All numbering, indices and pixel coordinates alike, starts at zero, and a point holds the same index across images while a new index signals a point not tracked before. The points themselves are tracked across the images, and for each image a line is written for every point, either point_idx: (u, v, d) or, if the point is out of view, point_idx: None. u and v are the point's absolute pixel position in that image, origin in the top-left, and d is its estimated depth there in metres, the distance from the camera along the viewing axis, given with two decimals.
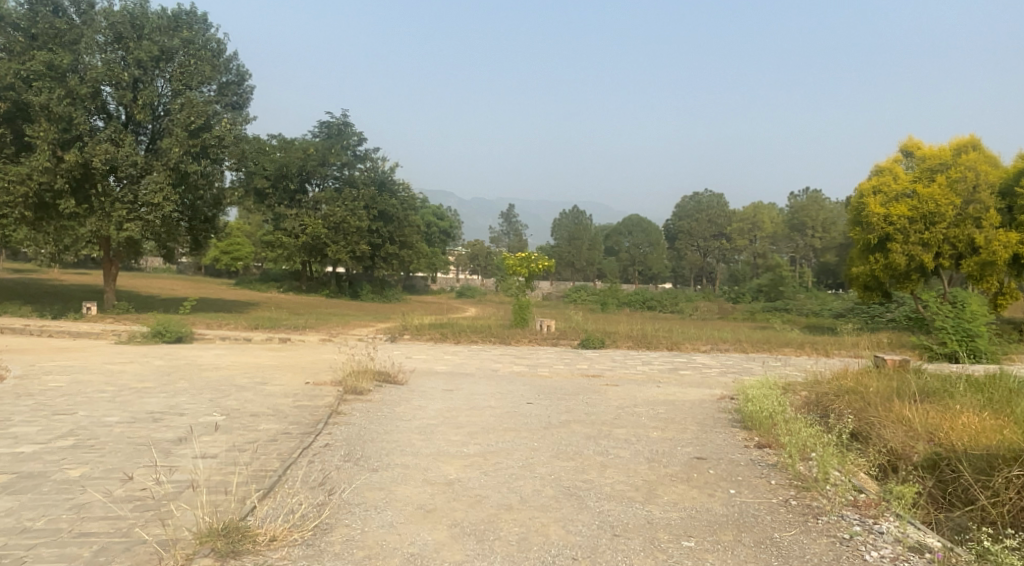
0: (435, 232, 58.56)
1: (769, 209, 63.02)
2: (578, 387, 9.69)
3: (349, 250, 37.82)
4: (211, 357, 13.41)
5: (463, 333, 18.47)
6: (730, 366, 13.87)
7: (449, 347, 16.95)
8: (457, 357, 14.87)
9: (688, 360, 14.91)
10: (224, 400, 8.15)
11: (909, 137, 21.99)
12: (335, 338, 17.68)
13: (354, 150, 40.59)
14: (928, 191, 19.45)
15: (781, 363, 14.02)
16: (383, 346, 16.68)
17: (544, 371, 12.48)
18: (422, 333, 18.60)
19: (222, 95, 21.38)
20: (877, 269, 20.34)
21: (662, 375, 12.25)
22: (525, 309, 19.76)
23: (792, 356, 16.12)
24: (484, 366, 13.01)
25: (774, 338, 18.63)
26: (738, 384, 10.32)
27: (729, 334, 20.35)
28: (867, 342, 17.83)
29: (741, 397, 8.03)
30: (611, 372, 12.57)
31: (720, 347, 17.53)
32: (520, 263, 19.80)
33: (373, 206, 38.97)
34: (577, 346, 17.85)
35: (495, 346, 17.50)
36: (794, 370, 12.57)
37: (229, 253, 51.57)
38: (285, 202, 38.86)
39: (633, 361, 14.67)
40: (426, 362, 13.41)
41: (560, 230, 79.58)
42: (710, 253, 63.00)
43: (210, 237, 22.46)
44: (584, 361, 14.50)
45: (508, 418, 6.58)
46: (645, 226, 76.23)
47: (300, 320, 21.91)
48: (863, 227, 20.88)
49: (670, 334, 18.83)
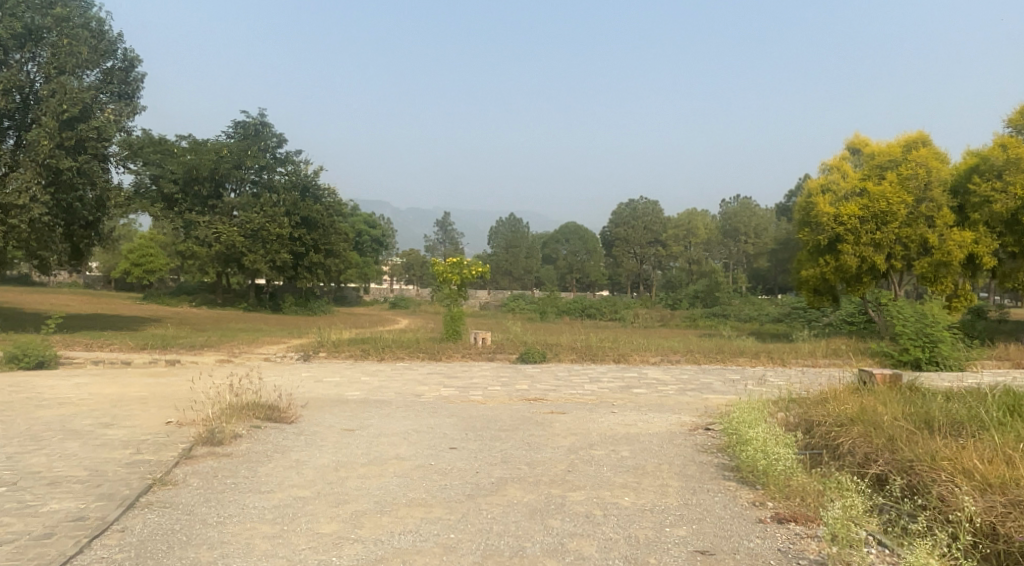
0: (366, 240, 55.90)
1: (702, 216, 63.05)
2: (516, 418, 7.80)
3: (268, 259, 35.02)
4: (69, 388, 10.99)
5: (386, 348, 16.39)
6: (688, 382, 12.25)
7: (369, 366, 14.84)
8: (376, 377, 12.81)
9: (639, 376, 13.23)
10: (30, 458, 5.91)
11: (857, 134, 21.02)
12: (236, 359, 15.32)
13: (273, 153, 37.99)
14: (879, 189, 18.35)
15: (743, 380, 12.49)
16: (293, 367, 14.42)
17: (478, 394, 10.56)
18: (340, 350, 16.39)
19: (105, 83, 18.73)
20: (827, 272, 19.10)
21: (614, 396, 10.49)
22: (457, 320, 17.80)
23: (752, 368, 14.64)
24: (405, 389, 11.03)
25: (727, 348, 17.17)
26: (708, 409, 8.64)
27: (680, 343, 18.87)
28: (823, 348, 16.61)
29: (725, 424, 6.24)
30: (554, 393, 10.75)
31: (672, 358, 15.96)
32: (451, 269, 17.86)
33: (294, 212, 36.23)
34: (514, 361, 15.99)
35: (423, 363, 15.47)
36: (762, 388, 10.98)
37: (140, 265, 47.73)
38: (196, 208, 35.92)
39: (578, 378, 12.91)
40: (337, 387, 11.30)
41: (496, 238, 77.80)
42: (646, 259, 61.86)
43: (93, 244, 19.73)
44: (522, 379, 12.66)
45: (417, 479, 4.64)
46: (582, 233, 75.40)
47: (202, 337, 19.33)
48: (812, 228, 19.70)
49: (616, 346, 17.17)
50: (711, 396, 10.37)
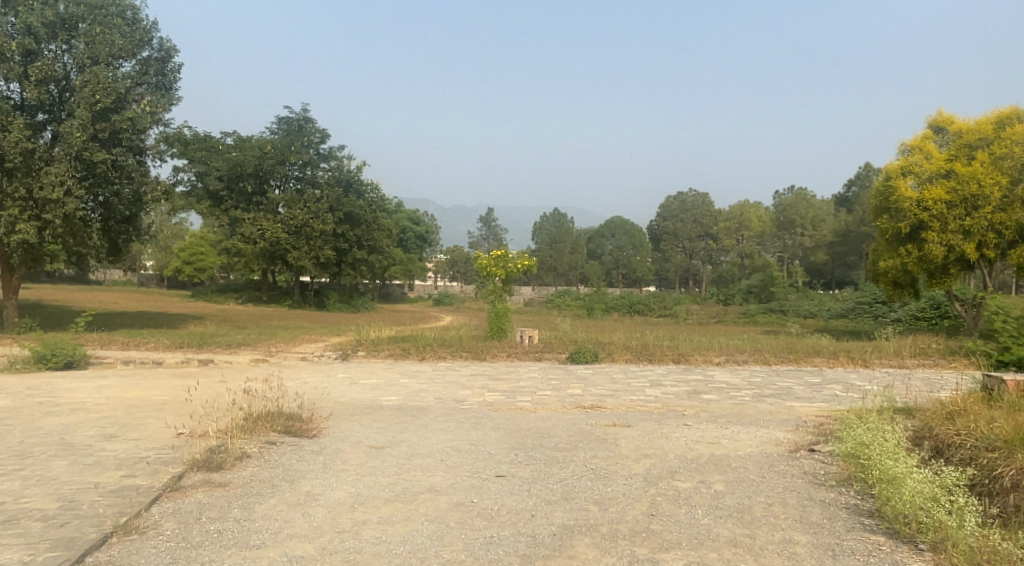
0: (409, 237, 55.34)
1: (754, 208, 60.14)
2: (573, 433, 6.64)
3: (312, 255, 34.38)
4: (89, 391, 10.23)
5: (428, 347, 15.40)
6: (761, 388, 10.89)
7: (409, 366, 13.83)
8: (416, 379, 11.79)
9: (705, 380, 11.91)
10: (2, 483, 5.00)
11: (940, 111, 19.16)
12: (271, 359, 14.50)
13: (316, 148, 37.29)
14: (969, 171, 16.72)
15: (825, 386, 11.07)
16: (330, 368, 13.53)
17: (527, 400, 9.42)
18: (380, 349, 15.46)
19: (141, 74, 18.18)
20: (909, 262, 17.55)
21: (682, 403, 9.23)
22: (502, 317, 16.71)
23: (830, 370, 13.20)
24: (447, 393, 9.97)
25: (798, 346, 15.68)
26: (802, 424, 7.34)
27: (745, 341, 17.40)
28: (909, 346, 14.96)
29: (847, 447, 5.00)
30: (613, 399, 9.53)
31: (738, 359, 14.56)
32: (495, 263, 16.76)
33: (337, 208, 35.63)
34: (564, 361, 14.81)
35: (467, 363, 14.41)
36: (852, 400, 9.57)
37: (191, 264, 48.04)
38: (241, 205, 35.54)
39: (637, 381, 11.66)
40: (373, 391, 10.29)
41: (541, 233, 76.46)
42: (696, 254, 59.90)
43: (131, 240, 19.25)
44: (574, 382, 11.50)
45: (454, 530, 3.53)
46: (629, 228, 73.69)
47: (240, 335, 18.67)
48: (891, 215, 18.14)
49: (674, 344, 15.86)
50: (795, 406, 9.02)
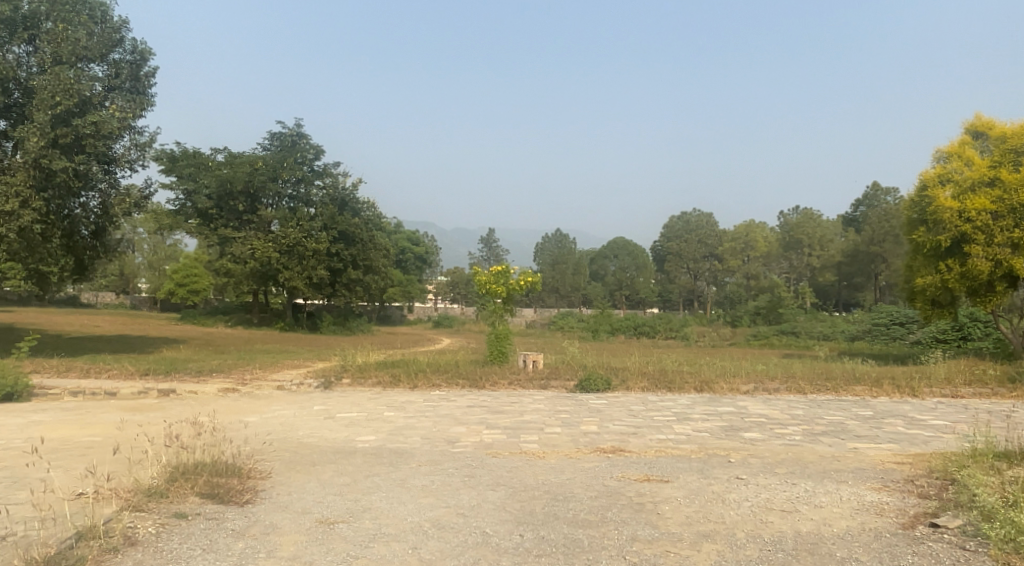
0: (409, 258, 53.90)
1: (760, 227, 59.41)
2: (597, 494, 5.02)
3: (305, 275, 32.80)
4: (11, 430, 8.57)
5: (420, 374, 13.78)
6: (809, 423, 9.26)
7: (398, 396, 12.19)
8: (403, 412, 10.16)
9: (739, 412, 10.28)
10: None
11: (978, 114, 17.72)
12: (244, 388, 12.84)
13: (311, 165, 35.68)
14: (1016, 179, 15.32)
15: (883, 421, 9.46)
16: (308, 399, 11.88)
17: (532, 440, 7.78)
18: (367, 376, 13.80)
19: (111, 77, 16.74)
20: (950, 279, 16.14)
21: (723, 445, 7.60)
22: (502, 340, 15.11)
23: (878, 402, 11.59)
24: (438, 431, 8.33)
25: (835, 372, 14.06)
26: (893, 479, 5.72)
27: (772, 366, 15.77)
28: (960, 371, 13.43)
29: None
30: (638, 439, 7.88)
31: (769, 387, 12.95)
32: (495, 280, 15.11)
33: (331, 227, 34.12)
34: (572, 390, 13.16)
35: (463, 392, 12.74)
36: (926, 440, 7.95)
37: (184, 285, 46.47)
38: (231, 224, 33.89)
39: (661, 414, 10.01)
40: (349, 428, 8.64)
41: (543, 254, 74.96)
42: (701, 275, 58.29)
43: (98, 256, 17.69)
44: (588, 415, 9.88)
45: None
46: (631, 249, 72.43)
47: (216, 360, 16.94)
48: (929, 227, 16.76)
49: (695, 370, 14.22)
50: (863, 450, 7.38)
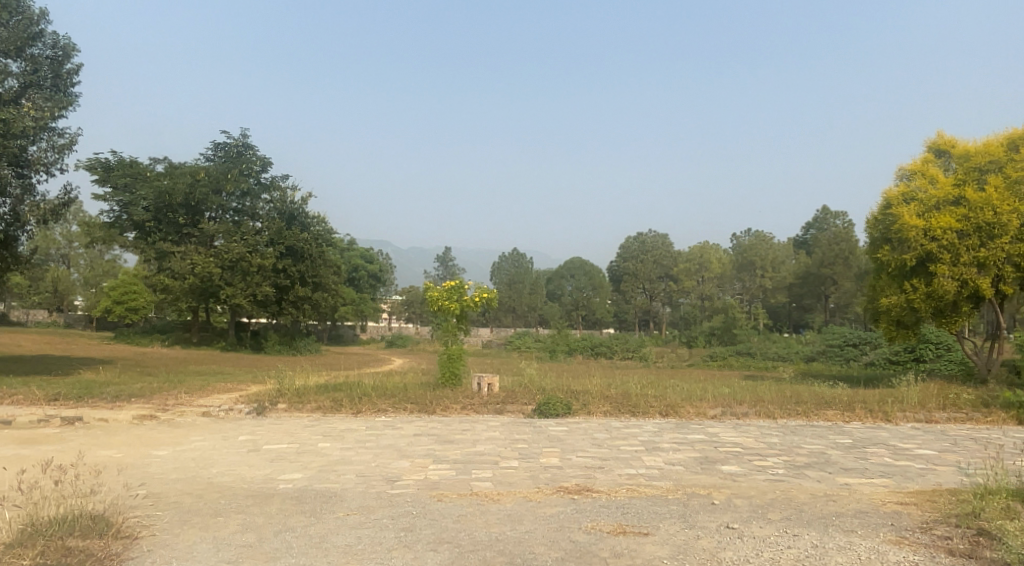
0: (361, 276, 52.37)
1: (714, 248, 59.53)
2: (565, 556, 4.06)
3: (248, 293, 31.19)
4: None
5: (363, 399, 12.60)
6: (789, 454, 8.45)
7: (339, 424, 10.99)
8: (341, 443, 9.02)
9: (711, 440, 9.43)
10: None
11: (939, 133, 17.48)
12: (165, 415, 11.48)
13: (257, 177, 34.05)
14: (982, 197, 15.02)
15: (867, 450, 8.71)
16: (236, 428, 10.62)
17: (485, 477, 6.75)
18: (306, 400, 12.57)
19: (25, 72, 15.31)
20: (916, 299, 15.71)
21: (701, 481, 6.70)
22: (455, 361, 14.05)
23: (853, 429, 10.91)
24: (376, 467, 7.23)
25: (804, 395, 13.38)
26: (908, 528, 4.91)
27: (737, 388, 15.07)
28: (932, 395, 12.90)
29: None
30: (606, 475, 6.92)
31: (738, 412, 12.19)
32: (448, 296, 13.98)
33: (278, 242, 32.58)
34: (530, 415, 12.17)
35: (411, 419, 11.65)
36: (921, 474, 7.20)
37: (122, 303, 44.04)
38: (171, 238, 32.01)
39: (628, 443, 9.10)
40: (273, 464, 7.47)
41: (500, 273, 74.02)
42: (656, 295, 57.56)
43: (11, 269, 16.09)
44: (548, 445, 8.90)
45: None
46: (588, 268, 72.14)
47: (140, 383, 15.44)
48: (894, 246, 16.36)
49: (660, 393, 13.40)
50: (858, 487, 6.57)
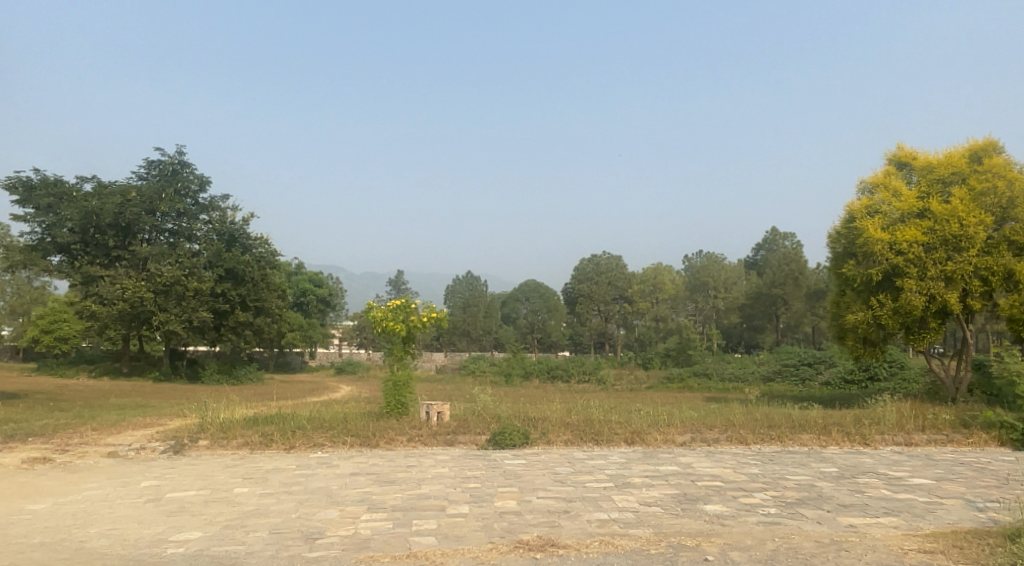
0: (309, 300, 50.48)
1: (668, 270, 59.39)
2: None
3: (184, 319, 29.27)
4: None
5: (298, 433, 11.27)
6: (775, 487, 7.49)
7: (265, 463, 9.66)
8: (262, 487, 7.72)
9: (685, 472, 8.44)
10: None
11: (899, 146, 17.12)
12: (63, 457, 9.97)
13: (194, 198, 32.25)
14: (947, 209, 14.58)
15: (859, 481, 7.84)
16: (144, 471, 9.19)
17: (428, 530, 5.60)
18: (231, 436, 11.17)
19: None
20: (883, 315, 15.16)
21: (684, 527, 5.67)
22: (401, 389, 12.86)
23: (833, 455, 10.09)
24: (297, 519, 6.01)
25: (776, 417, 12.57)
26: None
27: (703, 411, 14.20)
28: (909, 415, 12.20)
29: None
30: (571, 522, 5.83)
31: (708, 437, 11.29)
32: (393, 316, 12.74)
33: (216, 265, 30.81)
34: (483, 446, 11.03)
35: (350, 454, 10.40)
36: (929, 509, 6.34)
37: (50, 332, 41.27)
38: (99, 261, 29.96)
39: (594, 478, 8.02)
40: (171, 518, 6.18)
41: (454, 297, 72.85)
42: (611, 317, 56.95)
43: None
44: (503, 483, 7.77)
45: None
46: (543, 291, 71.75)
47: (47, 419, 13.74)
48: (860, 260, 15.81)
49: (624, 418, 12.42)
50: (866, 529, 5.65)
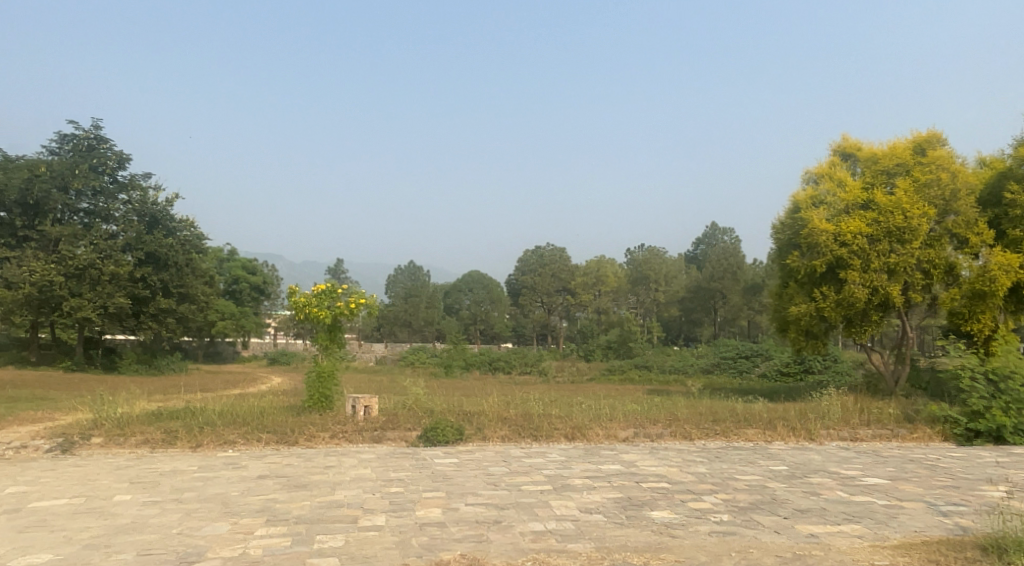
0: (242, 288, 48.41)
1: (610, 263, 59.20)
2: None
3: (99, 305, 27.28)
4: None
5: (207, 429, 10.20)
6: (724, 489, 6.89)
7: (163, 464, 8.58)
8: (148, 494, 6.70)
9: (628, 472, 7.79)
10: None
11: (843, 137, 16.98)
12: None
13: (112, 176, 30.20)
14: (892, 201, 14.38)
15: (812, 481, 7.34)
16: (18, 473, 8.01)
17: (332, 548, 4.74)
18: (131, 433, 10.02)
19: None
20: (826, 307, 14.90)
21: (630, 540, 4.98)
22: (326, 381, 11.88)
23: (779, 451, 9.64)
24: (175, 537, 5.06)
25: (720, 411, 12.11)
26: None
27: (645, 405, 13.66)
28: (852, 408, 11.90)
29: None
30: (502, 535, 5.06)
31: (651, 432, 10.73)
32: (318, 302, 11.68)
33: (135, 248, 28.94)
34: (413, 443, 10.19)
35: (263, 453, 9.41)
36: (892, 514, 5.83)
37: None
38: (6, 241, 27.86)
39: (530, 480, 7.27)
40: (23, 536, 5.15)
41: (395, 287, 71.39)
42: (555, 309, 56.67)
43: None
44: (429, 487, 6.94)
45: None
46: (486, 283, 71.07)
47: None
48: (804, 252, 15.53)
49: (564, 412, 11.75)
50: (829, 539, 5.08)
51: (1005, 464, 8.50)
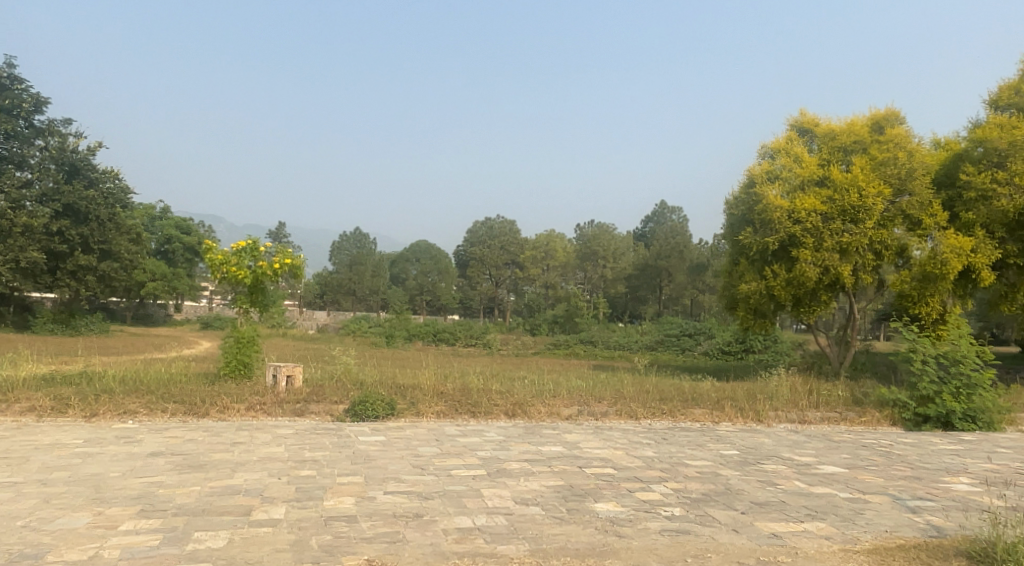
0: (174, 247, 46.11)
1: (560, 238, 58.74)
2: None
3: (10, 259, 25.21)
4: None
5: (105, 397, 9.11)
6: (675, 476, 6.27)
7: (44, 436, 7.50)
8: (9, 473, 5.67)
9: (571, 455, 7.11)
10: None
11: (801, 112, 16.56)
12: None
13: (28, 119, 27.80)
14: (848, 179, 14.02)
15: (767, 469, 6.79)
16: None
17: (209, 550, 3.89)
18: (14, 401, 8.84)
19: None
20: (776, 286, 14.54)
21: (571, 540, 4.27)
22: (246, 347, 10.84)
23: (729, 433, 9.12)
24: (15, 533, 4.10)
25: (667, 389, 11.58)
26: None
27: (589, 380, 13.08)
28: (800, 389, 11.53)
29: None
30: (420, 534, 4.28)
31: (595, 411, 10.11)
32: (236, 260, 10.63)
33: (52, 199, 26.96)
34: (339, 417, 9.33)
35: (166, 425, 8.42)
36: (858, 510, 5.27)
37: None
38: None
39: (461, 463, 6.51)
40: None
41: (340, 253, 69.47)
42: (502, 282, 55.87)
43: None
44: (346, 470, 6.11)
45: None
46: (434, 253, 69.77)
47: None
48: (757, 228, 15.10)
49: (505, 386, 11.02)
50: (795, 541, 4.47)
51: (959, 452, 8.16)
